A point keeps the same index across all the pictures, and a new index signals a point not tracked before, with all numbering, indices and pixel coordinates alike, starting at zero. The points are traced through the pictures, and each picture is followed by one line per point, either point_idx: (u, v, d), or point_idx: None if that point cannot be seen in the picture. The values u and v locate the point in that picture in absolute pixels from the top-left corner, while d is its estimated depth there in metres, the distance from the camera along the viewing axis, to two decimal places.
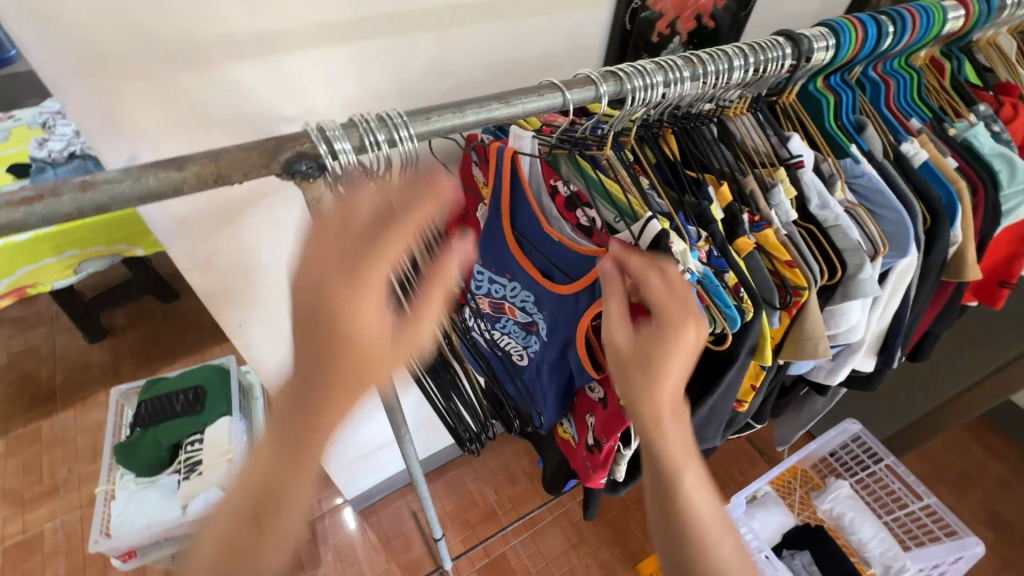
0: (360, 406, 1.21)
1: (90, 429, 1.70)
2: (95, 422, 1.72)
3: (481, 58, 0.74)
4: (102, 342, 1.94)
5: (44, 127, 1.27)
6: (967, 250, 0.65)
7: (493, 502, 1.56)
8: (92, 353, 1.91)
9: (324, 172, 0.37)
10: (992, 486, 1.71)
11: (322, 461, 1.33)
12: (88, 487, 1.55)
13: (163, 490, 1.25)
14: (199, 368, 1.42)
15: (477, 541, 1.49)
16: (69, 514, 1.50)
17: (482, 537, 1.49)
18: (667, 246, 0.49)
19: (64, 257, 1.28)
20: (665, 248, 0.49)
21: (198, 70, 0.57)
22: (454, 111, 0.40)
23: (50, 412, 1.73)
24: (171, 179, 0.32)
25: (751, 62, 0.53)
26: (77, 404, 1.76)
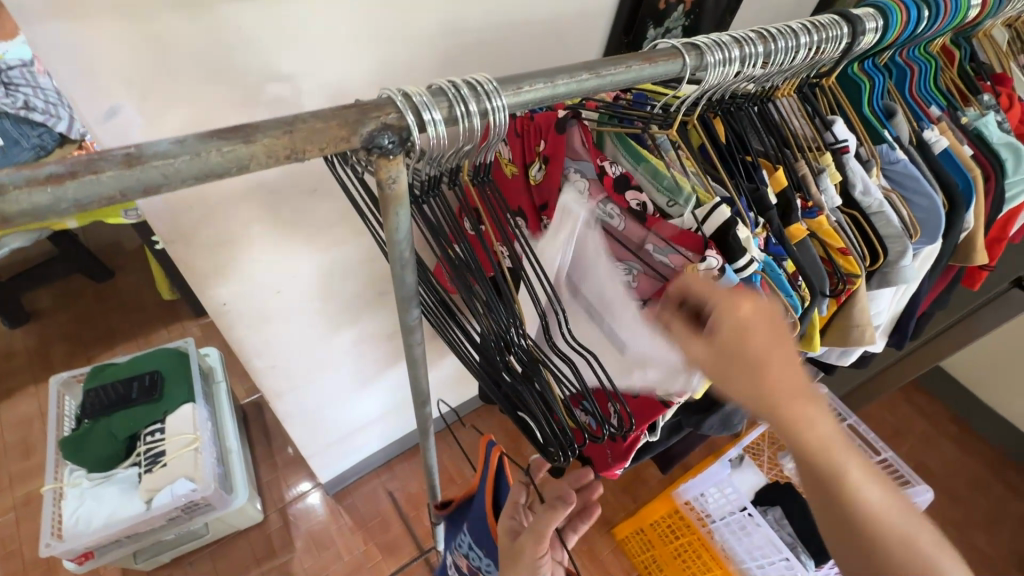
0: (341, 390, 1.13)
1: (18, 422, 1.51)
2: (24, 414, 1.54)
3: (505, 21, 0.66)
4: (24, 326, 1.72)
5: None
6: (976, 236, 0.69)
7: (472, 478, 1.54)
8: (13, 338, 1.69)
9: (405, 147, 0.31)
10: (919, 440, 1.90)
11: (301, 447, 1.25)
12: (23, 487, 1.39)
13: (123, 484, 1.15)
14: (152, 353, 1.29)
15: None
16: (2, 518, 1.34)
17: None
18: (736, 233, 0.47)
19: None
20: (733, 236, 0.47)
21: (189, 9, 0.47)
22: (545, 81, 0.36)
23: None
24: (237, 153, 0.26)
25: (815, 40, 0.51)
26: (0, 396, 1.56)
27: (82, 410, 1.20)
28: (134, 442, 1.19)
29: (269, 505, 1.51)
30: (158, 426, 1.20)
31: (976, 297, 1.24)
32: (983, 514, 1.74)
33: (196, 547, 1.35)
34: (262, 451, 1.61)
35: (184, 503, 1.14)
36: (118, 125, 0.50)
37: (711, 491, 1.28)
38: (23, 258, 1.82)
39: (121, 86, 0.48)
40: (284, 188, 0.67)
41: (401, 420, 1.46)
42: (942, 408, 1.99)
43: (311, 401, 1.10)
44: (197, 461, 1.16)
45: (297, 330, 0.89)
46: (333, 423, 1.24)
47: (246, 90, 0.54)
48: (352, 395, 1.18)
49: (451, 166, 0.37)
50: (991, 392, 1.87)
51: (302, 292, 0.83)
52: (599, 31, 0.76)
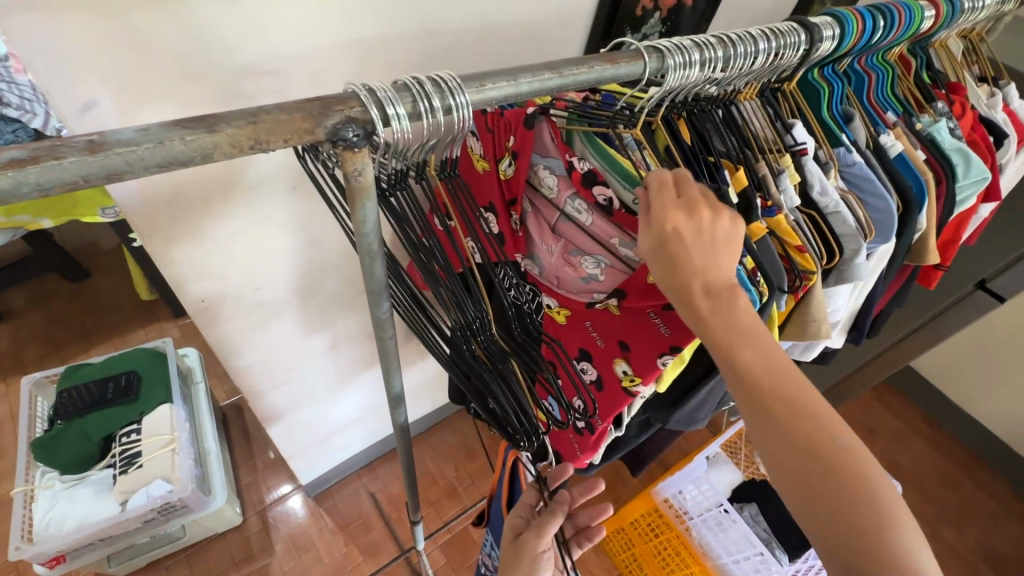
0: (320, 390, 1.13)
1: None
2: None
3: (483, 23, 0.68)
4: None
5: None
6: (928, 236, 0.72)
7: (454, 479, 1.54)
8: None
9: (370, 140, 0.32)
10: (893, 439, 1.95)
11: (280, 447, 1.25)
12: None
13: (96, 486, 1.13)
14: (128, 353, 1.28)
15: (440, 518, 1.48)
16: None
17: (446, 514, 1.48)
18: None
19: None
20: None
21: (164, 5, 0.48)
22: (508, 79, 0.37)
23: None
24: (200, 142, 0.27)
25: (774, 46, 0.54)
26: None
27: (55, 411, 1.18)
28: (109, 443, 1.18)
29: (248, 507, 1.50)
30: (135, 427, 1.19)
31: (942, 298, 1.28)
32: (953, 511, 1.79)
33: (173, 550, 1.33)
34: (241, 453, 1.60)
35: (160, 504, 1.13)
36: (90, 118, 0.50)
37: (689, 488, 1.28)
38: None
39: (94, 81, 0.48)
40: (260, 186, 0.67)
41: (382, 421, 1.46)
42: (914, 407, 2.04)
43: (290, 401, 1.10)
44: (174, 463, 1.15)
45: (275, 329, 0.89)
46: (313, 423, 1.24)
47: (220, 86, 0.55)
48: (332, 395, 1.18)
49: (417, 161, 0.38)
50: (960, 392, 1.93)
51: (280, 290, 0.83)
52: (575, 35, 0.78)
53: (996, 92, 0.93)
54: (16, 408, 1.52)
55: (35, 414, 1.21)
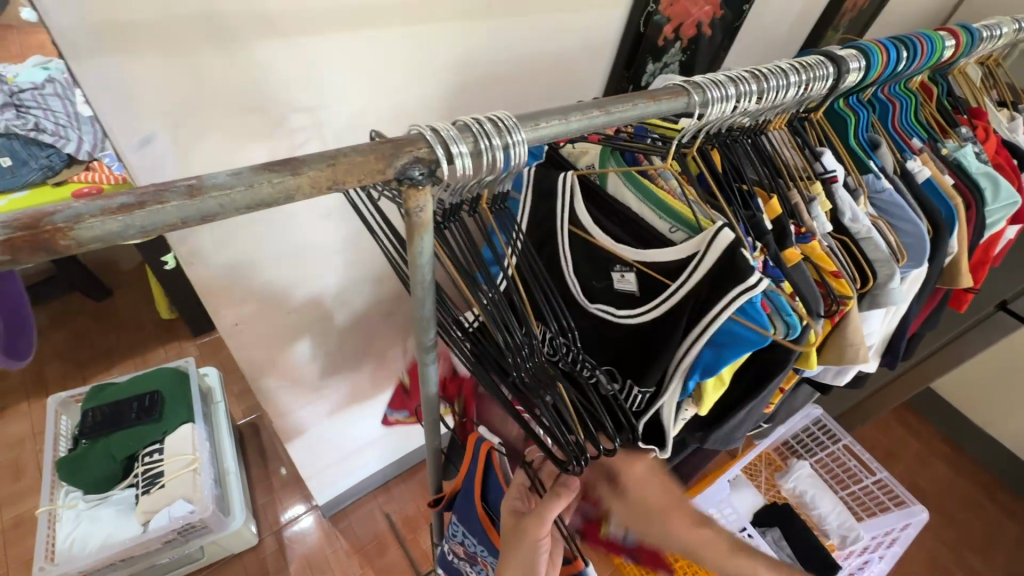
0: (341, 410, 1.14)
1: (10, 443, 1.49)
2: (15, 436, 1.51)
3: (513, 55, 0.70)
4: None
5: None
6: (960, 260, 0.73)
7: None
8: None
9: (434, 177, 0.34)
10: (912, 460, 1.92)
11: (300, 467, 1.25)
12: (12, 510, 1.37)
13: (119, 506, 1.14)
14: (152, 372, 1.29)
15: None
16: None
17: None
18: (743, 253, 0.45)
19: None
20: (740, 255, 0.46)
21: (224, 46, 0.50)
22: (560, 118, 0.39)
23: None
24: (285, 184, 0.28)
25: (804, 79, 0.55)
26: None
27: (80, 430, 1.19)
28: (131, 462, 1.18)
29: (264, 527, 1.49)
30: (157, 446, 1.20)
31: (963, 319, 1.27)
32: (978, 535, 1.75)
33: (190, 571, 1.33)
34: (257, 472, 1.60)
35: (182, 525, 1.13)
36: (148, 152, 0.52)
37: (710, 512, 1.28)
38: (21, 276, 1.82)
39: (153, 116, 0.50)
40: (298, 212, 0.69)
41: (400, 441, 1.46)
42: (933, 428, 2.02)
43: (312, 421, 1.11)
44: (196, 483, 1.16)
45: (302, 351, 0.90)
46: (332, 443, 1.24)
47: (269, 120, 0.57)
48: (352, 415, 1.18)
49: (471, 195, 0.40)
50: (980, 413, 1.91)
51: (310, 311, 0.84)
52: (599, 64, 0.81)
53: (1016, 117, 0.94)
54: (37, 427, 1.54)
55: (60, 434, 1.22)
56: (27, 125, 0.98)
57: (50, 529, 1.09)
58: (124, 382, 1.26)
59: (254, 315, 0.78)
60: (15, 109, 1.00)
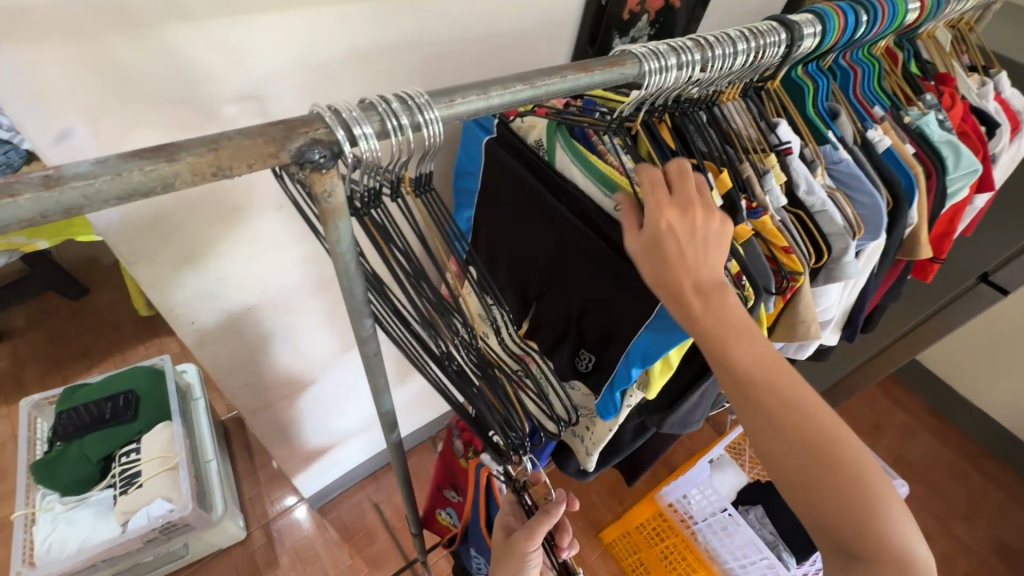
0: (319, 404, 1.13)
1: None
2: None
3: (466, 33, 0.67)
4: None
5: None
6: (920, 231, 0.72)
7: None
8: None
9: (337, 161, 0.32)
10: (899, 432, 1.93)
11: (281, 461, 1.24)
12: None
13: (97, 507, 1.13)
14: (126, 371, 1.27)
15: None
16: None
17: None
18: None
19: None
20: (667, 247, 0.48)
21: (138, 32, 0.47)
22: (478, 92, 0.37)
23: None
24: (159, 171, 0.27)
25: (753, 46, 0.53)
26: None
27: (54, 432, 1.18)
28: (107, 461, 1.18)
29: (252, 521, 1.49)
30: (134, 445, 1.19)
31: (943, 291, 1.27)
32: (962, 504, 1.77)
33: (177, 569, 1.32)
34: (244, 467, 1.59)
35: (162, 523, 1.12)
36: (67, 146, 0.50)
37: (693, 493, 1.25)
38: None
39: (69, 107, 0.48)
40: (245, 205, 0.66)
41: (384, 431, 1.45)
42: (920, 400, 2.03)
43: (289, 415, 1.09)
44: (175, 481, 1.15)
45: (269, 345, 0.88)
46: (314, 437, 1.24)
47: (201, 110, 0.54)
48: (331, 407, 1.17)
49: (390, 178, 0.38)
50: (965, 384, 1.91)
51: (274, 306, 0.82)
52: (560, 41, 0.78)
53: (987, 82, 0.92)
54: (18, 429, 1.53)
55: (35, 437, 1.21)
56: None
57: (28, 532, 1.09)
58: (98, 383, 1.25)
59: (212, 311, 0.75)
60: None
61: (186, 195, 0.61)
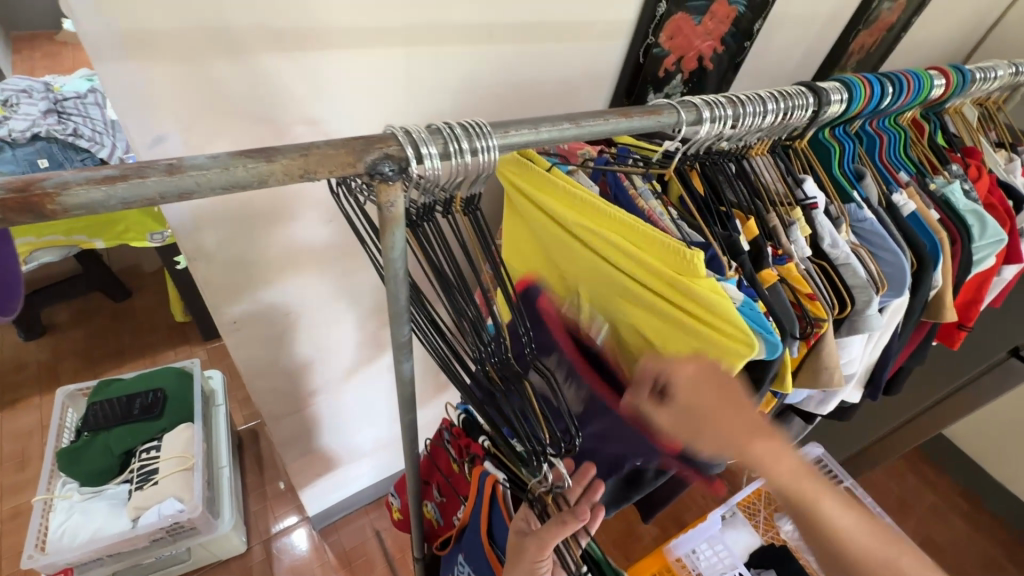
0: (336, 419, 1.15)
1: (18, 435, 1.54)
2: (24, 427, 1.57)
3: (516, 80, 0.74)
4: (38, 339, 1.78)
5: (4, 104, 1.14)
6: (945, 294, 0.73)
7: None
8: (26, 351, 1.75)
9: (404, 175, 0.36)
10: (927, 513, 1.84)
11: (292, 473, 1.25)
12: (11, 501, 1.41)
13: (111, 500, 1.15)
14: (157, 371, 1.33)
15: None
16: None
17: None
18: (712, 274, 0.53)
19: (40, 240, 1.35)
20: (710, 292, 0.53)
21: (236, 58, 0.54)
22: (531, 127, 0.41)
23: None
24: (260, 169, 0.31)
25: (782, 107, 0.57)
26: (4, 407, 1.60)
27: (84, 423, 1.23)
28: (128, 456, 1.21)
29: (253, 536, 1.49)
30: (155, 443, 1.23)
31: (972, 363, 1.24)
32: None
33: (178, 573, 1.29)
34: (252, 480, 1.61)
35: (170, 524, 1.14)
36: (159, 149, 0.56)
37: (703, 547, 1.23)
38: (48, 275, 1.90)
39: (167, 117, 0.54)
40: (299, 214, 0.71)
41: (395, 455, 1.46)
42: (951, 480, 1.94)
43: (306, 425, 1.11)
44: (189, 483, 1.17)
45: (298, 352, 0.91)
46: (326, 452, 1.25)
47: (276, 128, 0.61)
48: (348, 424, 1.19)
49: (444, 196, 0.42)
50: (1000, 467, 1.83)
51: (309, 317, 0.86)
52: (602, 91, 0.84)
53: (1014, 158, 0.95)
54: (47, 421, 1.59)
55: (64, 425, 1.26)
56: (68, 131, 1.11)
57: (44, 518, 1.11)
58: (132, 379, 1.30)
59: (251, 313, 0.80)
60: (59, 117, 1.14)
61: (248, 204, 0.66)
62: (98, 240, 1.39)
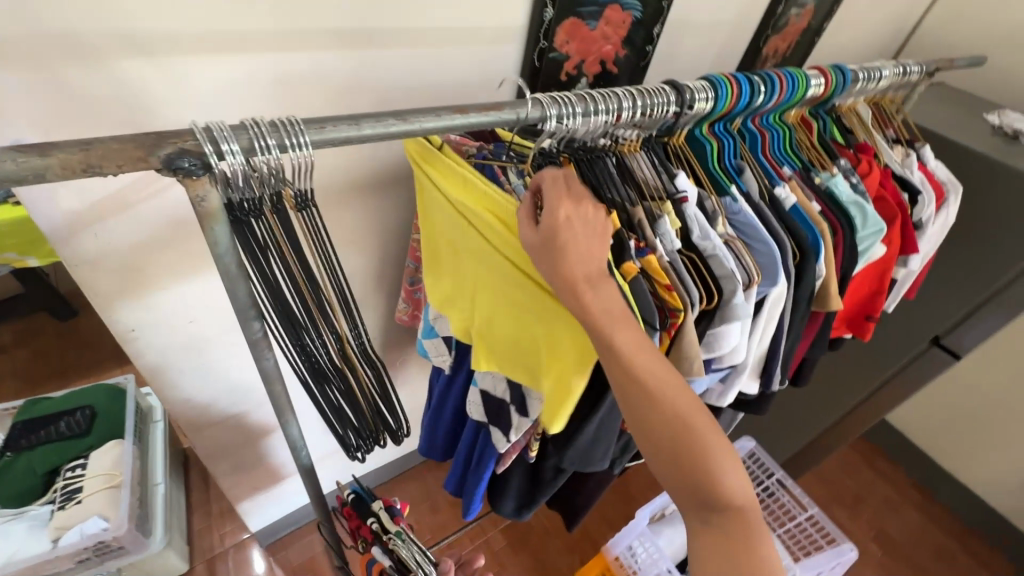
0: (268, 431, 1.14)
1: None
2: None
3: (410, 85, 0.75)
4: None
5: None
6: (830, 284, 0.76)
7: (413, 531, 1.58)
8: None
9: (207, 169, 0.37)
10: (881, 506, 1.87)
11: (227, 487, 1.23)
12: None
13: (32, 522, 1.12)
14: (89, 388, 1.30)
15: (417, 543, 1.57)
16: None
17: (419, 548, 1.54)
18: None
19: None
20: None
21: (93, 62, 0.55)
22: (350, 123, 0.42)
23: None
24: (32, 164, 0.32)
25: (639, 104, 0.59)
26: None
27: (9, 443, 1.20)
28: (53, 475, 1.18)
29: (196, 554, 1.46)
30: (81, 461, 1.20)
31: (900, 355, 1.27)
32: None
33: None
34: (198, 497, 1.57)
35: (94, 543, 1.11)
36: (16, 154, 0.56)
37: (637, 544, 1.22)
38: None
39: (24, 120, 0.54)
40: (189, 219, 0.72)
41: (341, 466, 1.45)
42: (904, 473, 1.97)
43: (232, 437, 1.10)
44: (115, 501, 1.14)
45: (207, 358, 0.90)
46: (261, 466, 1.24)
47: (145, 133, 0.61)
48: (282, 433, 1.18)
49: (267, 190, 0.43)
50: (949, 459, 1.86)
51: (219, 326, 0.87)
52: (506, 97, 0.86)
53: (910, 153, 0.98)
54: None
55: None
56: None
57: None
58: (62, 397, 1.28)
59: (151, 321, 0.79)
60: None
61: (128, 209, 0.66)
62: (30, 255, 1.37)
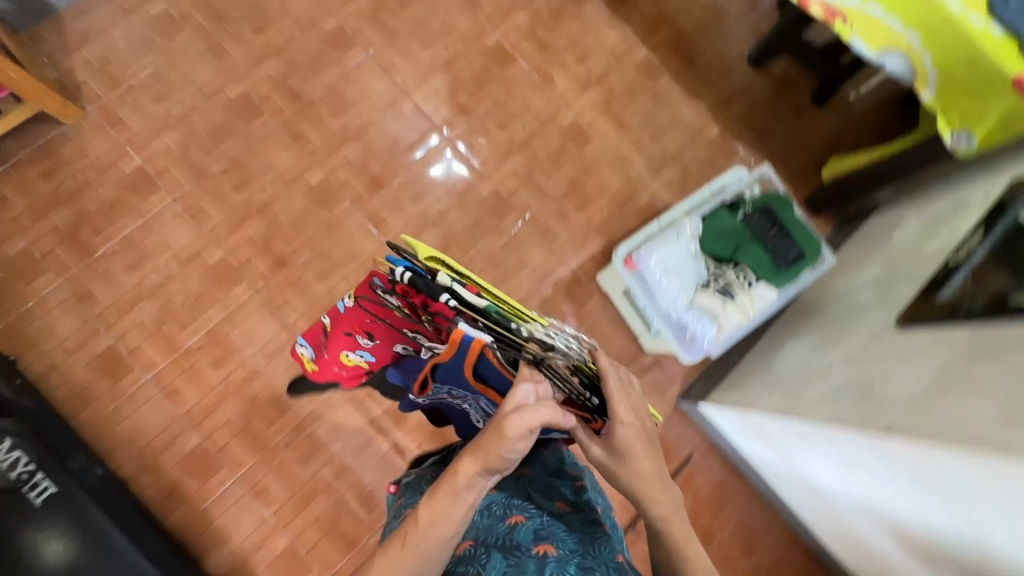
0: (869, 501, 0.83)
1: (506, 110, 1.37)
2: (509, 113, 1.38)
3: None
4: None
5: None
6: None
7: None
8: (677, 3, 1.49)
9: None
10: None
11: (800, 422, 0.85)
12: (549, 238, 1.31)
13: (696, 274, 1.01)
14: (809, 231, 1.01)
15: None
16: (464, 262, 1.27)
17: None
18: None
19: None
20: None
21: None
22: None
23: (640, 107, 1.43)
24: None
25: None
26: (536, 64, 1.41)
27: (699, 241, 1.04)
28: (730, 263, 1.03)
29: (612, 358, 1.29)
30: (749, 278, 1.00)
31: None
32: None
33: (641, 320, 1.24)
34: None
35: (675, 324, 1.02)
36: None
37: None
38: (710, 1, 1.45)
39: None
40: None
41: (863, 563, 1.04)
42: None
43: (826, 461, 0.85)
44: (731, 322, 0.98)
45: (963, 408, 0.64)
46: (862, 465, 0.78)
47: None
48: (931, 502, 0.70)
49: None
50: None
51: None
52: None
53: None
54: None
55: (734, 192, 1.08)
56: None
57: (649, 240, 1.04)
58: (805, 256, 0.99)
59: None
60: None
61: None
62: (926, 62, 0.91)
